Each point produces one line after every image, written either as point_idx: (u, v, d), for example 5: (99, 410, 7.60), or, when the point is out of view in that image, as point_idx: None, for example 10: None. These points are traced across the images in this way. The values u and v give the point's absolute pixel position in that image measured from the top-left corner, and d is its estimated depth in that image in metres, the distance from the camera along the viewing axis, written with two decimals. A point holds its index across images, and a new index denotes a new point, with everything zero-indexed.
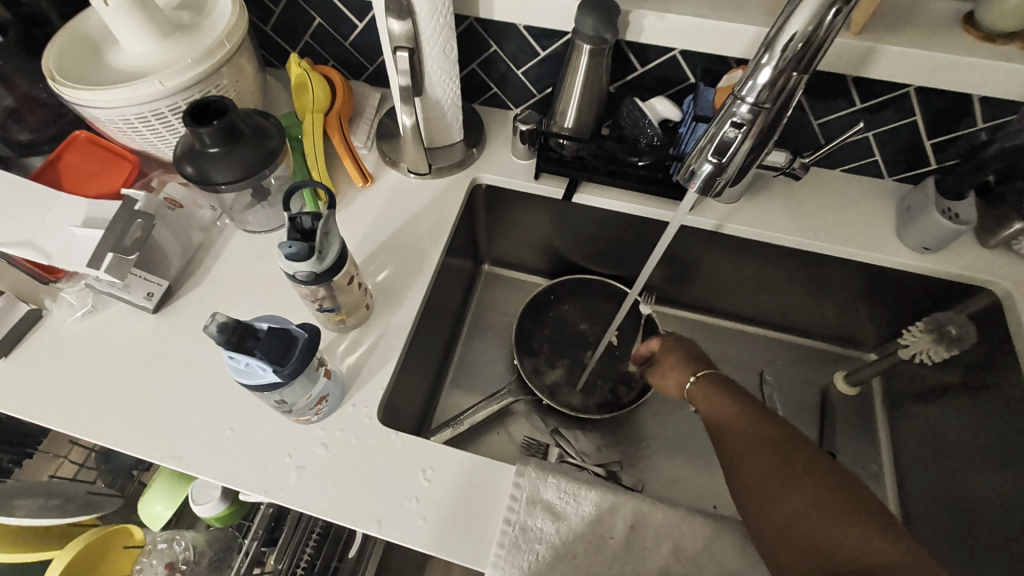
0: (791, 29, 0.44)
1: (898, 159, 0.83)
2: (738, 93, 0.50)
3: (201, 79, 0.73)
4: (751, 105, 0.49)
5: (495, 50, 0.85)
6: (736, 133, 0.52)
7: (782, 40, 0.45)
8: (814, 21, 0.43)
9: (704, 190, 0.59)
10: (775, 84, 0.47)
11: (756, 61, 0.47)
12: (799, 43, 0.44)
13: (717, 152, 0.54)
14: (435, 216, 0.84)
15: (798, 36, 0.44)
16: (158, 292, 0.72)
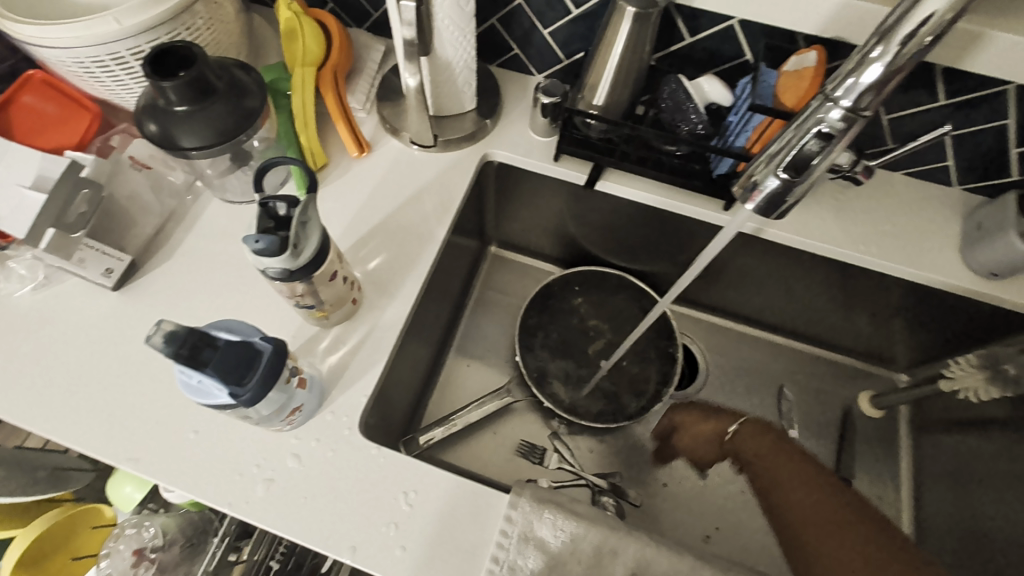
0: (927, 9, 0.34)
1: (974, 166, 0.72)
2: (831, 93, 0.40)
3: (167, 18, 0.61)
4: (848, 110, 0.39)
5: (520, 4, 0.73)
6: (820, 145, 0.42)
7: (906, 29, 0.35)
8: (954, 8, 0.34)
9: (765, 211, 0.48)
10: (882, 85, 0.38)
11: (864, 53, 0.37)
12: (928, 35, 0.35)
13: (793, 166, 0.43)
14: (438, 197, 0.74)
15: (930, 25, 0.34)
16: (118, 269, 0.64)
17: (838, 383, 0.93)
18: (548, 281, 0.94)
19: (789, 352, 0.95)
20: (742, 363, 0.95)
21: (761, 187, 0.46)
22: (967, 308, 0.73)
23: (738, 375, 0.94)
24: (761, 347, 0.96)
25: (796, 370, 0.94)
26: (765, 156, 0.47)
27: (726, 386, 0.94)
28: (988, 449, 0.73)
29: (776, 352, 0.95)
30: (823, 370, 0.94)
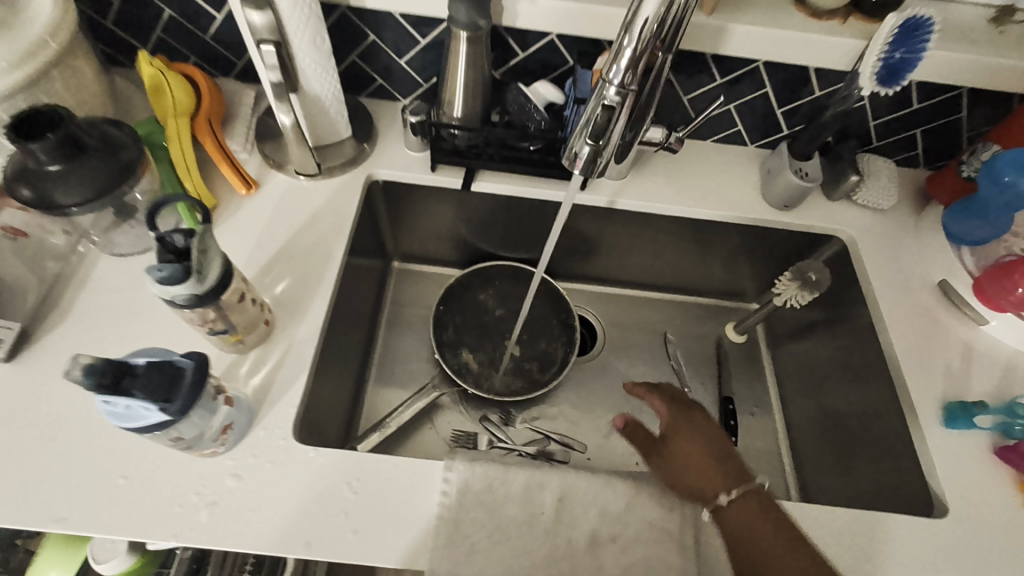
0: (644, 12, 0.51)
1: (758, 127, 0.92)
2: (606, 77, 0.57)
3: (23, 85, 0.63)
4: (618, 87, 0.57)
5: (374, 40, 0.82)
6: (608, 114, 0.59)
7: (638, 24, 0.52)
8: (663, 7, 0.51)
9: (586, 169, 0.65)
10: (634, 68, 0.55)
11: (618, 45, 0.54)
12: (654, 26, 0.52)
13: (595, 132, 0.61)
14: (331, 219, 0.80)
15: (652, 20, 0.52)
16: (9, 338, 0.63)
17: (708, 320, 1.11)
18: (452, 281, 1.02)
19: (668, 304, 1.11)
20: (631, 320, 1.10)
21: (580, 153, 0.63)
22: (778, 236, 0.93)
23: (629, 331, 1.09)
24: (644, 304, 1.11)
25: (674, 317, 1.10)
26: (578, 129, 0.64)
27: (622, 342, 1.08)
28: None
29: (657, 306, 1.11)
30: (695, 312, 1.11)
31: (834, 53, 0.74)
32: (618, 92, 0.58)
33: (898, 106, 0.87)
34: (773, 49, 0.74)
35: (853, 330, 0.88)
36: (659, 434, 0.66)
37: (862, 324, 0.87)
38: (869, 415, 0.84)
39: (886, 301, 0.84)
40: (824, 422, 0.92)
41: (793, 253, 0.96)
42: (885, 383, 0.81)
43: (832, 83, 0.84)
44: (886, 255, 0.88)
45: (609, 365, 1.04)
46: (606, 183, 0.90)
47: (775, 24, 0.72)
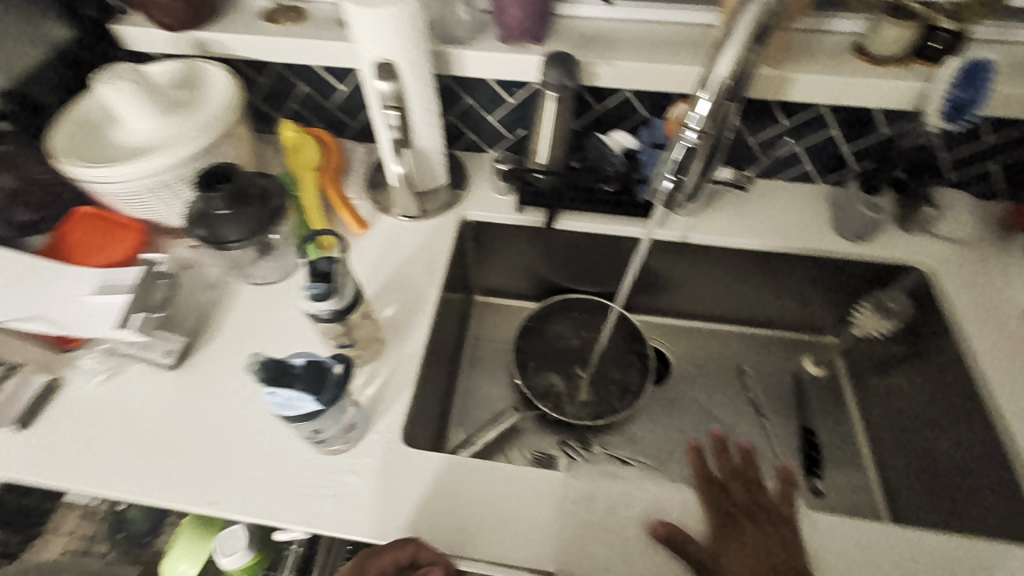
0: (719, 70, 0.60)
1: (826, 165, 0.96)
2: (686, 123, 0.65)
3: (204, 148, 0.80)
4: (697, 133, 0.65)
5: (470, 102, 0.96)
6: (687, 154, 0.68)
7: (714, 79, 0.60)
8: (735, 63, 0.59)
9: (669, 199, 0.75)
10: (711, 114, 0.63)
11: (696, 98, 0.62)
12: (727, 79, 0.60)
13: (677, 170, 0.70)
14: (430, 253, 0.91)
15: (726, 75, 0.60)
16: (176, 348, 0.76)
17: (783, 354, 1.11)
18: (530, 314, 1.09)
19: (741, 337, 1.13)
20: (703, 352, 1.12)
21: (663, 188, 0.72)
22: (853, 268, 0.95)
23: (702, 364, 1.10)
24: (716, 338, 1.13)
25: (748, 350, 1.11)
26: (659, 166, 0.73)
27: (695, 374, 1.09)
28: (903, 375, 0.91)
29: (729, 339, 1.13)
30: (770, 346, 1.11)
31: (897, 95, 0.79)
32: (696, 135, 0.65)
33: (970, 139, 0.88)
34: (837, 94, 0.80)
35: (942, 361, 0.87)
36: (711, 475, 0.71)
37: (950, 356, 0.85)
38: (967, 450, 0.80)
39: (975, 332, 0.83)
40: (918, 458, 0.88)
41: (871, 285, 0.96)
42: (981, 415, 0.79)
43: (898, 122, 0.88)
44: (972, 286, 0.87)
45: (683, 396, 1.06)
46: (677, 219, 0.96)
47: (837, 72, 0.78)
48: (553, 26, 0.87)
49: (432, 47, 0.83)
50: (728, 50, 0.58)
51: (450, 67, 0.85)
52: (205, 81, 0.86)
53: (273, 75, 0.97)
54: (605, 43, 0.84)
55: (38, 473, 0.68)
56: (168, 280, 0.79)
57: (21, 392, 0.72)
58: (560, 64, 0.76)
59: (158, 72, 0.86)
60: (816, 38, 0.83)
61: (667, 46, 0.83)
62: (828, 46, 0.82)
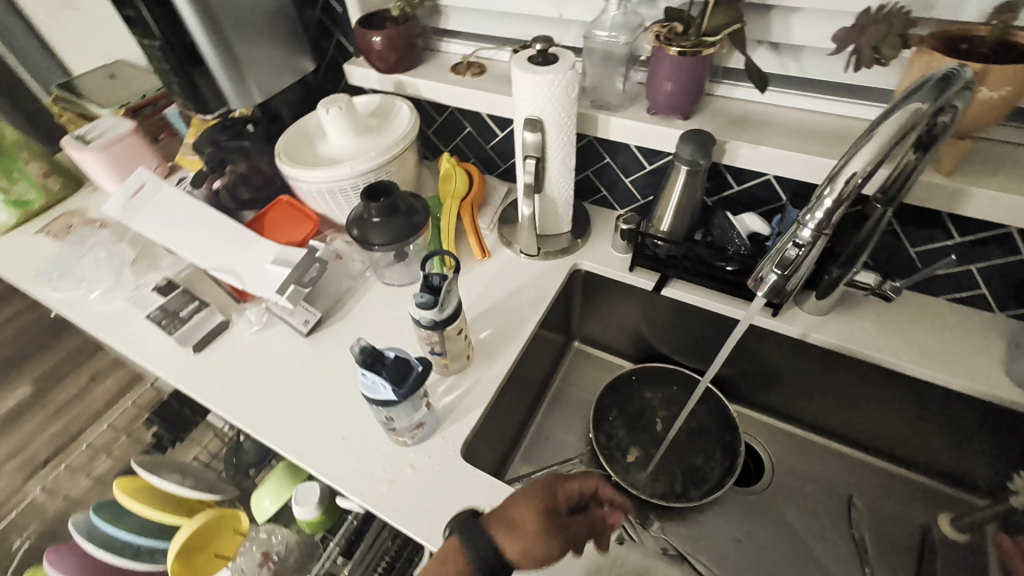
0: (853, 167, 0.54)
1: (1009, 295, 0.81)
2: (802, 221, 0.60)
3: (377, 166, 0.97)
4: (812, 231, 0.60)
5: (608, 162, 1.01)
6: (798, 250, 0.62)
7: (843, 176, 0.55)
8: (870, 163, 0.54)
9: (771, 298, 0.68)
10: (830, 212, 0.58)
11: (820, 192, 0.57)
12: (859, 179, 0.55)
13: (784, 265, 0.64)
14: (535, 290, 0.97)
15: (859, 173, 0.54)
16: (312, 320, 0.92)
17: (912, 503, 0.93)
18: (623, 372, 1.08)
19: (860, 465, 0.97)
20: (808, 469, 0.98)
21: (766, 281, 0.66)
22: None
23: (803, 482, 0.97)
24: (828, 457, 0.99)
25: (866, 484, 0.95)
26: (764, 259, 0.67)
27: (791, 490, 0.97)
28: None
29: (844, 464, 0.98)
30: (897, 486, 0.94)
31: None
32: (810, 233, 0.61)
33: None
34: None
35: None
36: None
37: None
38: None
39: None
40: None
41: None
42: None
43: None
44: None
45: (771, 510, 0.95)
46: (800, 315, 0.89)
47: None
48: (703, 104, 0.89)
49: (582, 109, 0.91)
50: (866, 148, 0.53)
51: (595, 129, 0.92)
52: (394, 115, 1.05)
53: (448, 115, 1.14)
54: (753, 126, 0.84)
55: (194, 389, 0.87)
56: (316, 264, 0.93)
57: (203, 324, 0.93)
58: (694, 140, 0.77)
59: (365, 102, 1.07)
60: (1013, 151, 0.73)
61: (820, 138, 0.80)
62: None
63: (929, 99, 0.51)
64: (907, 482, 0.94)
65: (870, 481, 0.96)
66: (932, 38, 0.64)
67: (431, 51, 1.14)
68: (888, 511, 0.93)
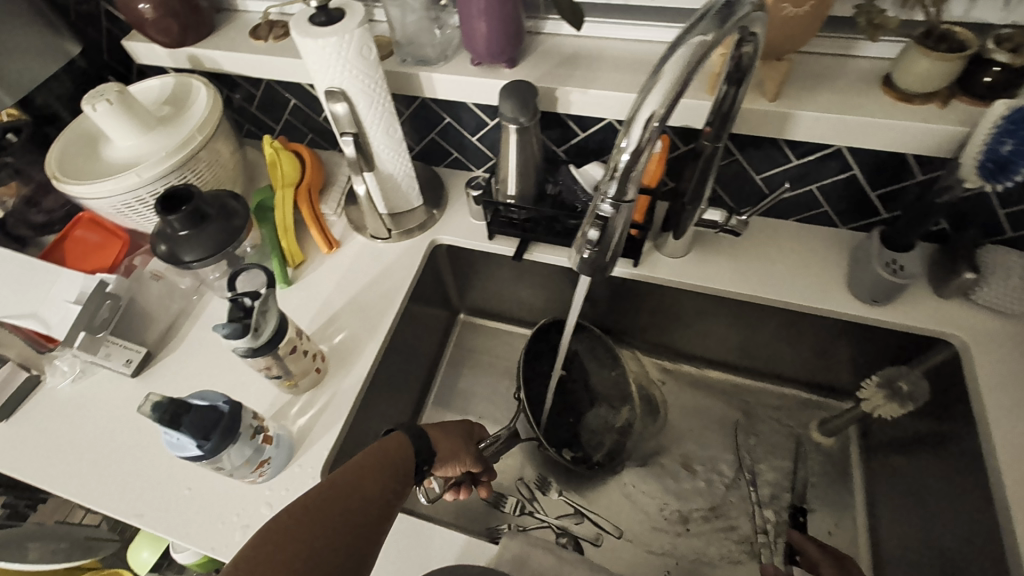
0: (649, 107, 0.45)
1: (847, 209, 0.82)
2: (604, 189, 0.50)
3: (176, 167, 0.81)
4: (613, 200, 0.50)
5: (450, 121, 0.92)
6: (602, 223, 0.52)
7: (641, 119, 0.46)
8: (666, 102, 0.45)
9: (592, 275, 0.56)
10: (632, 170, 0.48)
11: (617, 143, 0.47)
12: (656, 123, 0.46)
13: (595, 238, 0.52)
14: (392, 279, 0.89)
15: (657, 113, 0.45)
16: (136, 359, 0.80)
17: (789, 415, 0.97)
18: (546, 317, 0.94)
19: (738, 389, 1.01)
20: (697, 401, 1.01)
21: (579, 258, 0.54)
22: (869, 333, 0.80)
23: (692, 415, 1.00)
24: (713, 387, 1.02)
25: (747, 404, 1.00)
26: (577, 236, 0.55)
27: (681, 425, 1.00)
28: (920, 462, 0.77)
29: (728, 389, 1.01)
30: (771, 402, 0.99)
31: (927, 141, 0.64)
32: (614, 205, 0.50)
33: None
34: (848, 134, 0.67)
35: (958, 449, 0.72)
36: None
37: (973, 456, 0.69)
38: (978, 563, 0.66)
39: (1004, 433, 0.67)
40: (923, 554, 0.75)
41: (889, 352, 0.81)
42: (995, 535, 0.64)
43: (938, 167, 0.72)
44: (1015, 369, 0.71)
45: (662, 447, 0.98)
46: (665, 261, 0.86)
47: (849, 110, 0.66)
48: (532, 46, 0.80)
49: (400, 69, 0.80)
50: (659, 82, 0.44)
51: (420, 89, 0.81)
52: (192, 101, 0.89)
53: (266, 88, 0.98)
54: (583, 66, 0.76)
55: (5, 465, 0.75)
56: (111, 301, 0.79)
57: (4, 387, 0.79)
58: (513, 94, 0.69)
59: (157, 87, 0.91)
60: (835, 64, 0.70)
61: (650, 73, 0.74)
62: (847, 74, 0.69)
63: (713, 29, 0.44)
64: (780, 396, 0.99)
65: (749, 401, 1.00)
66: None
67: (227, 12, 0.96)
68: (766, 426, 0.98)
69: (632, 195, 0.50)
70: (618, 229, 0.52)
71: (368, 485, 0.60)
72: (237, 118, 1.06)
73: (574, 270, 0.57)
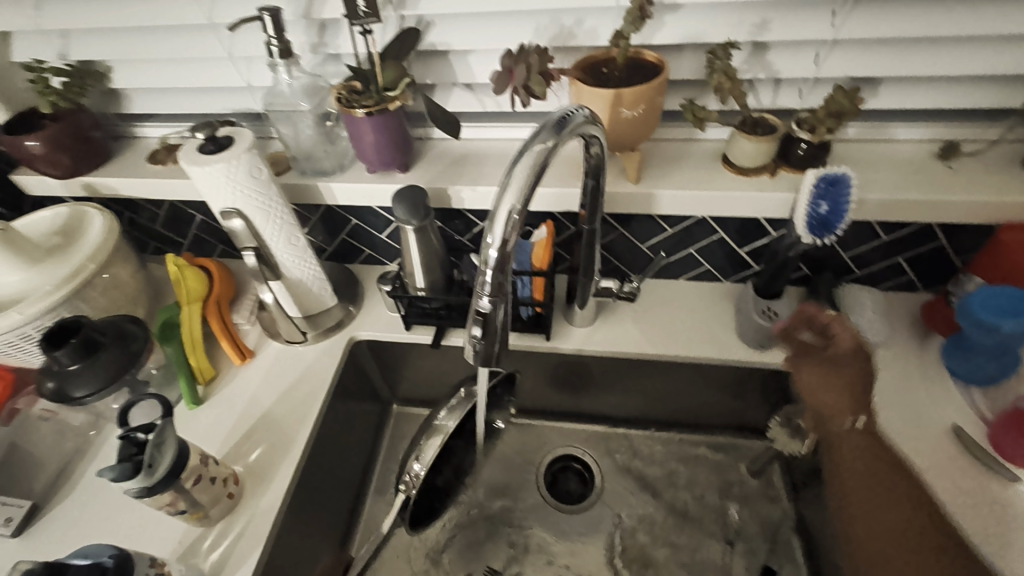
0: (507, 204, 0.50)
1: (727, 266, 0.92)
2: (479, 284, 0.53)
3: (66, 298, 0.78)
4: (490, 293, 0.53)
5: (358, 222, 0.95)
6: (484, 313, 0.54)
7: (501, 216, 0.51)
8: (521, 200, 0.50)
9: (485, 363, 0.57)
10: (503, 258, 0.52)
11: (484, 240, 0.51)
12: (515, 219, 0.51)
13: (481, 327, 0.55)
14: (310, 383, 0.87)
15: (514, 210, 0.50)
16: (17, 516, 0.72)
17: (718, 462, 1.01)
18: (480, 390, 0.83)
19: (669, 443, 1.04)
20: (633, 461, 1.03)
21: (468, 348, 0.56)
22: (764, 375, 0.87)
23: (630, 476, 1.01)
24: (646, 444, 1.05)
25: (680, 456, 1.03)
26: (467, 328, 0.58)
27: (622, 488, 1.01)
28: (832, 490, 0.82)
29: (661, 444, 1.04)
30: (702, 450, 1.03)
31: (768, 205, 0.75)
32: (492, 298, 0.54)
33: (867, 238, 0.82)
34: (704, 206, 0.77)
35: None
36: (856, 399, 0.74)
37: None
38: None
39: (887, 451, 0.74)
40: None
41: (787, 389, 0.88)
42: None
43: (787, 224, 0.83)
44: (887, 390, 0.79)
45: (607, 515, 0.98)
46: (574, 331, 0.91)
47: (700, 185, 0.76)
48: (424, 150, 0.87)
49: (299, 182, 0.84)
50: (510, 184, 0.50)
51: (321, 198, 0.85)
52: (86, 229, 0.87)
53: (169, 208, 0.99)
54: (471, 165, 0.84)
55: None
56: None
57: None
58: (405, 199, 0.74)
59: (49, 218, 0.89)
60: (686, 147, 0.81)
61: None
62: (695, 155, 0.80)
63: (550, 139, 0.51)
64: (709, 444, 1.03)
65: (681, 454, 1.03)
66: (577, 69, 0.69)
67: (124, 140, 0.97)
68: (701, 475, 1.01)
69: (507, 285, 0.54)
70: (499, 319, 0.55)
71: None
72: (141, 237, 1.05)
73: (469, 362, 0.58)
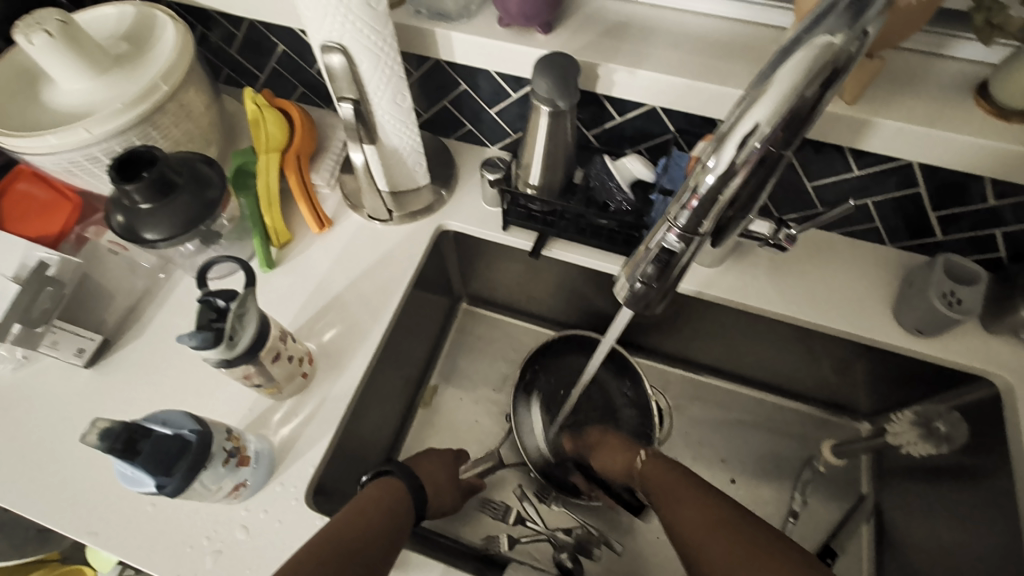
0: (752, 121, 0.36)
1: (900, 227, 0.75)
2: (672, 215, 0.43)
3: (136, 123, 0.68)
4: (682, 231, 0.43)
5: (466, 89, 0.79)
6: (669, 252, 0.45)
7: (737, 137, 0.37)
8: (776, 119, 0.36)
9: (639, 310, 0.50)
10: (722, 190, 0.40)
11: (702, 162, 0.39)
12: (757, 142, 0.37)
13: (659, 266, 0.46)
14: (390, 270, 0.78)
15: (760, 129, 0.36)
16: (89, 348, 0.69)
17: (800, 433, 0.93)
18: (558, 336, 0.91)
19: (752, 402, 0.96)
20: (708, 411, 0.96)
21: (631, 287, 0.48)
22: (903, 363, 0.75)
23: (701, 426, 0.95)
24: (727, 398, 0.97)
25: (761, 419, 0.95)
26: (631, 259, 0.49)
27: (690, 437, 0.95)
28: (937, 497, 0.74)
29: (742, 402, 0.96)
30: (787, 418, 0.94)
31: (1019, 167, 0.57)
32: (682, 236, 0.44)
33: None
34: (929, 151, 0.59)
35: (984, 493, 0.68)
36: None
37: (1005, 500, 0.66)
38: None
39: None
40: None
41: (923, 383, 0.77)
42: None
43: (1013, 194, 0.65)
44: None
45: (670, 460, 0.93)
46: (695, 269, 0.78)
47: (937, 122, 0.57)
48: (572, 8, 0.68)
49: (412, 23, 0.67)
50: (769, 92, 0.35)
51: (436, 51, 0.69)
52: (155, 40, 0.74)
53: (249, 28, 0.83)
54: (633, 39, 0.65)
55: None
56: (52, 288, 0.67)
57: None
58: (551, 70, 0.58)
59: (115, 17, 0.75)
60: (925, 65, 0.61)
61: (712, 55, 0.63)
62: (935, 79, 0.60)
63: (843, 29, 0.33)
64: (795, 413, 0.94)
65: (762, 416, 0.95)
66: None
67: None
68: (780, 442, 0.93)
69: (706, 226, 0.43)
70: (682, 260, 0.46)
71: (349, 529, 0.56)
72: (214, 61, 0.91)
73: (619, 297, 0.51)
